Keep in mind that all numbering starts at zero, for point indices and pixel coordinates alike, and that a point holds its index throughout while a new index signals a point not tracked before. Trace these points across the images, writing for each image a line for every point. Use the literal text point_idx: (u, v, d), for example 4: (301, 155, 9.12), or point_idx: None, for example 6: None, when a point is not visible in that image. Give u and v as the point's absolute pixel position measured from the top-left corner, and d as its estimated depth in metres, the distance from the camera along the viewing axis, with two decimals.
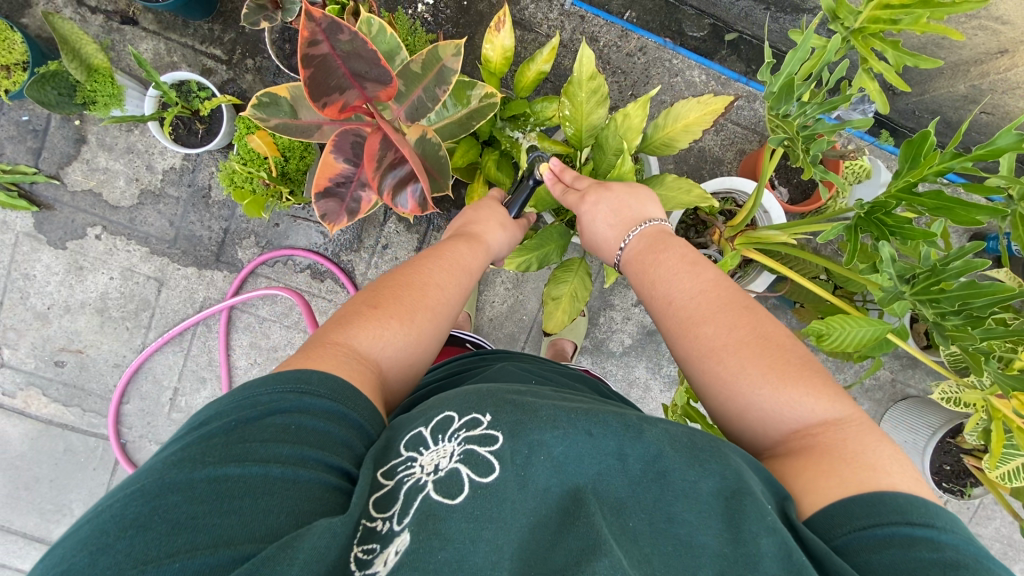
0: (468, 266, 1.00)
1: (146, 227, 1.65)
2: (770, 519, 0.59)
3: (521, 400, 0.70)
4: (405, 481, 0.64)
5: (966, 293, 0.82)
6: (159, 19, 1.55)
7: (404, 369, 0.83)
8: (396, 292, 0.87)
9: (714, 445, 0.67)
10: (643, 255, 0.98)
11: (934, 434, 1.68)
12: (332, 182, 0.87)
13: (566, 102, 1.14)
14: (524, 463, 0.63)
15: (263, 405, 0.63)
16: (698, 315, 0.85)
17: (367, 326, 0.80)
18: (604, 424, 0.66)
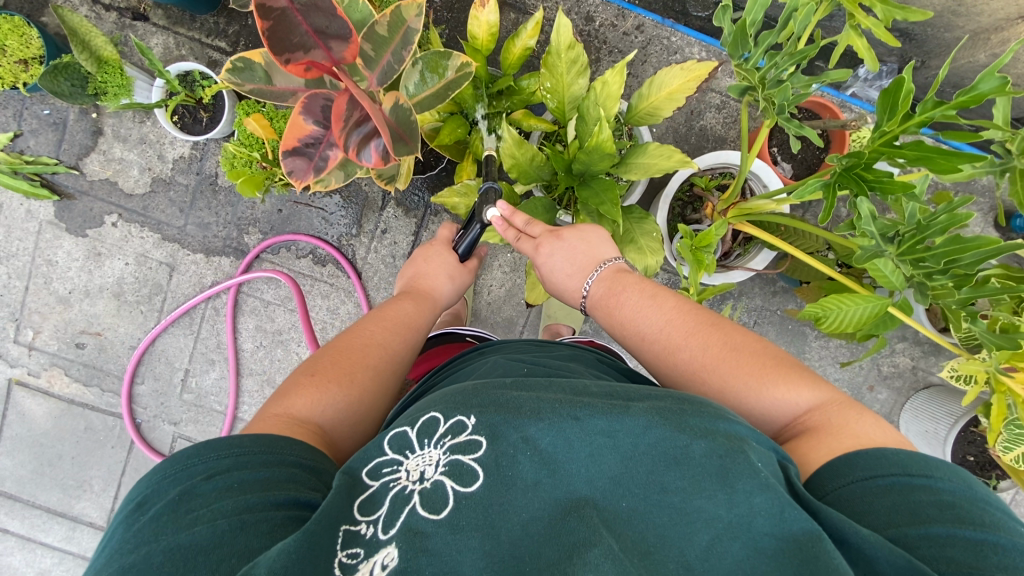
0: (415, 322, 1.09)
1: (158, 214, 1.72)
2: (763, 476, 0.59)
3: (505, 398, 0.71)
4: (391, 487, 0.66)
5: (952, 250, 0.78)
6: (168, 14, 1.62)
7: (349, 420, 0.88)
8: (334, 359, 0.93)
9: (709, 415, 0.67)
10: (606, 300, 1.03)
11: (956, 424, 1.57)
12: (302, 141, 0.87)
13: (546, 72, 1.14)
14: (510, 462, 0.65)
15: (200, 473, 0.65)
16: (670, 344, 0.91)
17: (304, 391, 0.85)
18: (591, 407, 0.68)
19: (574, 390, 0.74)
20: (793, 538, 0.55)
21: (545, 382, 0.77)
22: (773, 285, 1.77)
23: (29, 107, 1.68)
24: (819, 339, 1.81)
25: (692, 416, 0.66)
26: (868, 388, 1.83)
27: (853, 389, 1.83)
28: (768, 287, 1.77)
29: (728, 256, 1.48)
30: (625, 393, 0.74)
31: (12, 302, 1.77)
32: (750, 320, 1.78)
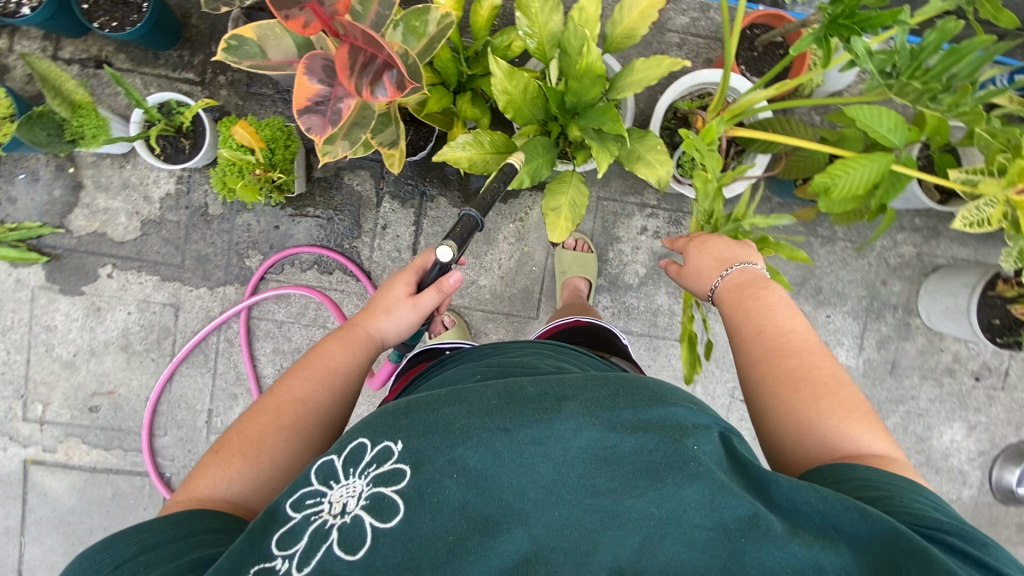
0: (337, 363, 0.96)
1: (154, 256, 1.69)
2: (690, 468, 0.65)
3: (437, 418, 0.71)
4: (311, 522, 0.66)
5: (950, 62, 0.86)
6: (130, 56, 1.63)
7: (265, 488, 0.81)
8: (235, 432, 0.85)
9: (644, 404, 0.72)
10: (738, 290, 0.97)
11: (977, 290, 1.65)
12: (311, 101, 0.88)
13: (521, 16, 1.18)
14: (436, 487, 0.65)
15: (110, 564, 0.64)
16: (788, 349, 0.85)
17: (201, 473, 0.79)
18: (521, 414, 0.70)
19: (508, 393, 0.74)
20: (724, 527, 0.62)
21: (479, 387, 0.76)
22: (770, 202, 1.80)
23: (3, 174, 1.65)
24: (825, 245, 1.84)
25: (623, 411, 0.71)
26: (882, 283, 1.87)
27: (868, 287, 1.87)
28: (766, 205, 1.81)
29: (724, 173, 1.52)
30: (561, 384, 0.76)
31: (15, 379, 1.70)
32: None
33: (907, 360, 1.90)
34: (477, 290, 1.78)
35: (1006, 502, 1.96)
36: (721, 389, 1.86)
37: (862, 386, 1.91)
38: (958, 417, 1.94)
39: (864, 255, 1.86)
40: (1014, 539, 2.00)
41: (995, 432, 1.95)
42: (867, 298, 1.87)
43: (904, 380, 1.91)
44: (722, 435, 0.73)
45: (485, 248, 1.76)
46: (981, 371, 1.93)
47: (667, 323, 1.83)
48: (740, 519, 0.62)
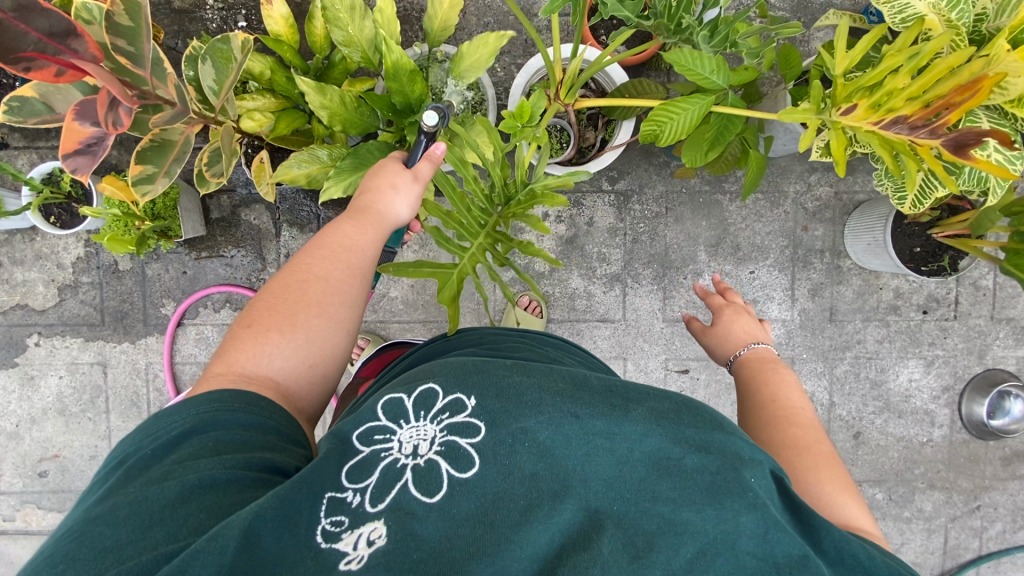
0: (355, 245, 1.03)
1: (75, 319, 1.75)
2: (749, 497, 0.72)
3: (507, 385, 0.82)
4: (383, 457, 0.78)
5: None
6: (24, 133, 1.70)
7: (303, 365, 0.93)
8: (275, 303, 0.94)
9: (707, 427, 0.81)
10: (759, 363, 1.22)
11: (889, 222, 1.57)
12: (84, 143, 0.90)
13: (332, 27, 1.18)
14: (508, 451, 0.76)
15: (182, 427, 0.78)
16: (794, 420, 1.04)
17: (248, 344, 0.90)
18: (593, 408, 0.80)
19: (571, 381, 0.86)
20: (773, 559, 0.70)
21: (546, 369, 0.88)
22: (668, 166, 1.76)
23: None
24: (734, 201, 1.79)
25: (687, 427, 0.80)
26: (803, 229, 1.80)
27: (789, 236, 1.80)
28: (664, 171, 1.76)
29: (597, 145, 1.50)
30: (623, 388, 0.86)
31: None
32: (660, 209, 1.78)
33: (845, 304, 1.83)
34: (390, 302, 1.79)
35: (983, 437, 1.85)
36: (653, 362, 1.81)
37: (803, 338, 1.83)
38: (912, 354, 1.85)
39: (778, 204, 1.80)
40: (999, 474, 1.88)
41: (957, 365, 1.85)
42: (790, 248, 1.81)
43: (847, 325, 1.83)
44: (772, 475, 0.80)
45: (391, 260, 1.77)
46: (928, 304, 1.83)
47: (584, 305, 1.80)
48: (789, 557, 0.70)
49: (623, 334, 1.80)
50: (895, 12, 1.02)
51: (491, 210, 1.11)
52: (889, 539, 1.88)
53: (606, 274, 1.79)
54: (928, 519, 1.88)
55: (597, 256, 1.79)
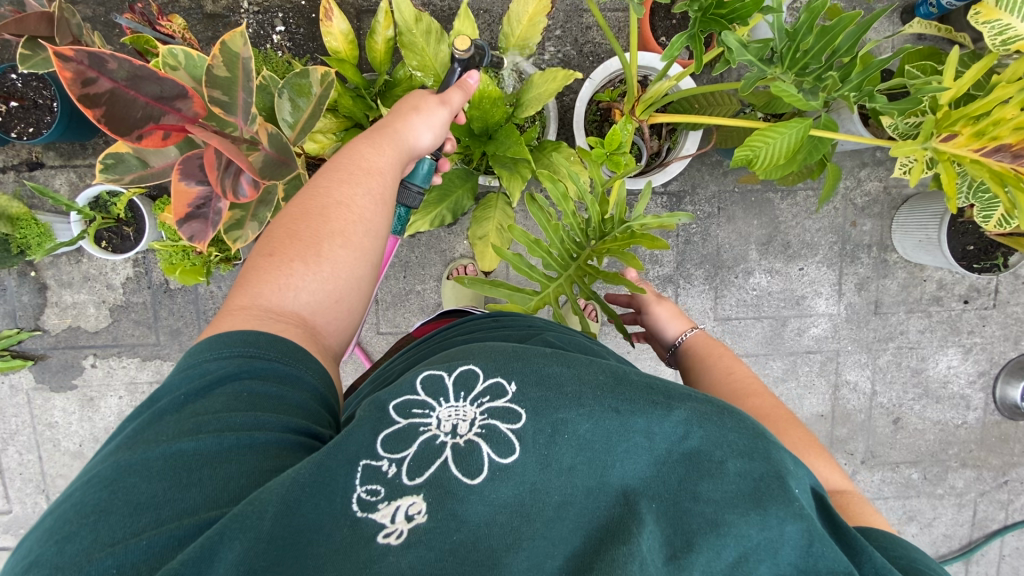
0: (374, 167, 0.94)
1: (130, 339, 1.74)
2: (797, 505, 0.63)
3: (547, 373, 0.70)
4: (421, 432, 0.68)
5: (825, 43, 0.81)
6: (59, 152, 1.63)
7: (329, 301, 0.86)
8: (295, 231, 0.86)
9: (746, 434, 0.69)
10: (706, 344, 1.20)
11: (945, 221, 1.59)
12: (192, 205, 0.89)
13: (408, 53, 1.16)
14: (547, 443, 0.66)
15: (213, 373, 0.71)
16: (749, 390, 1.03)
17: (269, 277, 0.83)
18: (633, 403, 0.68)
19: (615, 373, 0.73)
20: (814, 570, 0.62)
21: (587, 359, 0.75)
22: (721, 166, 1.75)
23: None
24: (786, 199, 1.79)
25: (730, 431, 0.68)
26: (851, 225, 1.82)
27: (838, 232, 1.82)
28: (717, 170, 1.75)
29: (661, 153, 1.48)
30: (664, 382, 0.75)
31: (33, 476, 1.78)
32: (713, 209, 1.78)
33: (890, 297, 1.87)
34: None
35: (1014, 417, 1.94)
36: None
37: (848, 331, 1.89)
38: (952, 343, 1.90)
39: (828, 200, 1.81)
40: None
41: (994, 351, 1.91)
42: (838, 244, 1.83)
43: (891, 317, 1.88)
44: (810, 488, 0.72)
45: (443, 268, 1.76)
46: (970, 294, 1.88)
47: None
48: (834, 573, 0.62)
49: None
50: (996, 33, 1.03)
51: (585, 245, 1.11)
52: (923, 514, 1.99)
53: (658, 275, 1.80)
54: (959, 495, 1.99)
55: (649, 258, 1.80)
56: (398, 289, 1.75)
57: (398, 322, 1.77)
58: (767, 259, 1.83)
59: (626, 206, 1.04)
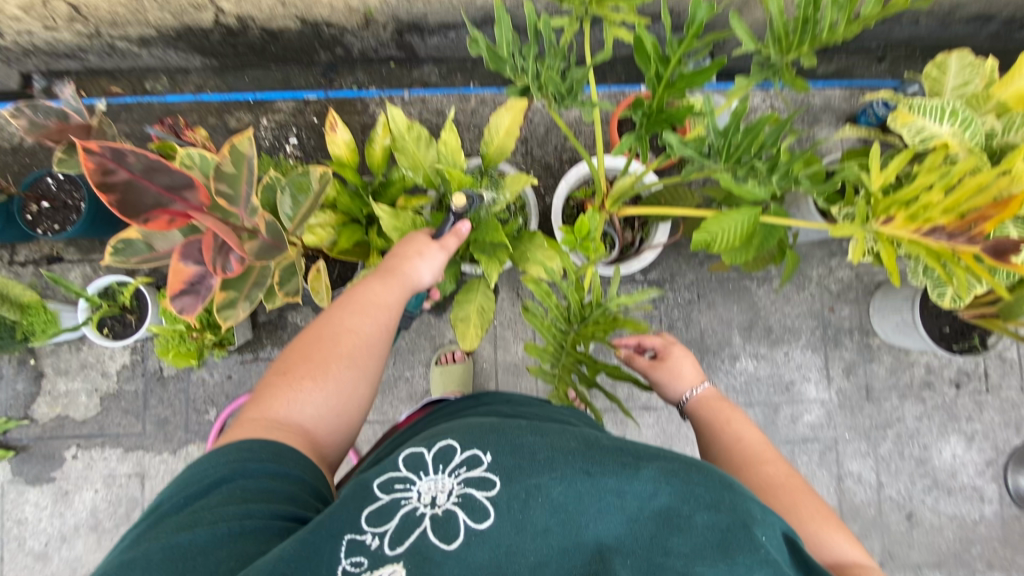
0: (383, 302, 0.99)
1: (116, 429, 1.73)
2: (763, 552, 0.61)
3: (521, 442, 0.75)
4: (402, 505, 0.72)
5: (751, 137, 0.93)
6: (80, 247, 1.78)
7: (332, 415, 0.87)
8: (307, 354, 0.90)
9: (716, 483, 0.69)
10: (713, 408, 1.10)
11: (916, 303, 1.64)
12: (187, 282, 0.97)
13: (400, 156, 1.32)
14: (522, 507, 0.68)
15: (210, 478, 0.72)
16: (760, 457, 0.95)
17: (279, 392, 0.86)
18: (603, 465, 0.71)
19: (586, 440, 0.77)
20: None
21: (560, 429, 0.80)
22: (696, 255, 1.86)
23: None
24: (763, 286, 1.87)
25: (696, 485, 0.68)
26: (830, 310, 1.88)
27: (817, 317, 1.87)
28: (692, 259, 1.86)
29: (635, 243, 1.58)
30: (634, 447, 0.77)
31: None
32: (692, 295, 1.86)
33: (880, 382, 1.86)
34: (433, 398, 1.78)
35: None
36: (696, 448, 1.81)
37: (843, 418, 1.85)
38: (952, 429, 1.86)
39: (803, 287, 1.88)
40: None
41: (997, 438, 1.85)
42: (820, 329, 1.87)
43: (884, 403, 1.86)
44: (785, 536, 0.69)
45: (432, 355, 1.79)
46: (960, 378, 1.86)
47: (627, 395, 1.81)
48: None
49: (666, 420, 1.81)
50: (914, 133, 1.15)
51: (569, 330, 1.13)
52: None
53: None
54: None
55: None
56: (387, 376, 1.77)
57: (386, 410, 1.77)
58: (750, 343, 1.86)
59: (604, 289, 1.09)
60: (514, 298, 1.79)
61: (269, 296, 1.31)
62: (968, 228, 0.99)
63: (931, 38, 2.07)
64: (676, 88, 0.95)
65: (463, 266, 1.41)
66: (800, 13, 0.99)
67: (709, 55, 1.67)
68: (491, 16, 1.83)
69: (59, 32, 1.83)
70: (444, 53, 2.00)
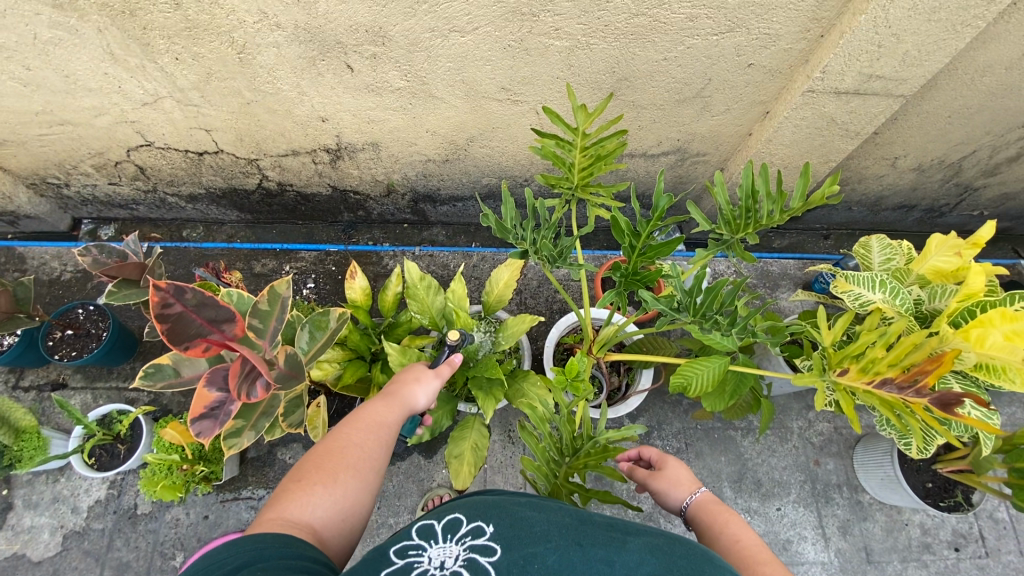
0: (387, 418, 1.05)
1: (70, 574, 1.60)
2: None
3: (520, 515, 0.75)
4: (414, 568, 0.69)
5: (712, 298, 1.11)
6: (87, 374, 1.84)
7: (342, 520, 0.87)
8: (317, 462, 0.92)
9: (698, 557, 0.68)
10: (714, 510, 1.02)
11: (895, 457, 1.69)
12: (208, 407, 1.05)
13: (410, 301, 1.48)
14: (520, 573, 0.66)
15: (229, 564, 0.69)
16: (758, 557, 0.86)
17: (291, 496, 0.86)
18: (593, 538, 0.70)
19: (581, 517, 0.76)
20: None
21: (558, 508, 0.80)
22: (680, 404, 1.96)
23: None
24: (746, 436, 1.93)
25: (680, 558, 0.67)
26: (815, 463, 1.91)
27: (804, 470, 1.90)
28: (676, 407, 1.95)
29: (621, 387, 1.69)
30: (626, 526, 0.76)
31: None
32: (679, 443, 1.90)
33: (878, 543, 1.81)
34: None
35: None
36: None
37: None
38: None
39: (786, 438, 1.94)
40: None
41: None
42: (808, 482, 1.88)
43: (886, 567, 1.79)
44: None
45: (419, 499, 1.75)
46: (958, 540, 1.82)
47: None
48: None
49: None
50: (854, 299, 1.35)
51: (561, 462, 1.19)
52: None
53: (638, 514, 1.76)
54: None
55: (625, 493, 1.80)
56: (370, 521, 1.71)
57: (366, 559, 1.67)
58: (740, 494, 1.86)
59: (592, 425, 1.16)
60: (506, 440, 1.83)
61: (270, 428, 1.36)
62: (914, 380, 1.09)
63: (864, 223, 2.45)
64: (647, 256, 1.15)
65: (459, 403, 1.49)
66: (742, 204, 1.24)
67: (678, 229, 1.97)
68: (494, 191, 2.18)
69: (122, 188, 2.12)
70: (452, 219, 2.32)
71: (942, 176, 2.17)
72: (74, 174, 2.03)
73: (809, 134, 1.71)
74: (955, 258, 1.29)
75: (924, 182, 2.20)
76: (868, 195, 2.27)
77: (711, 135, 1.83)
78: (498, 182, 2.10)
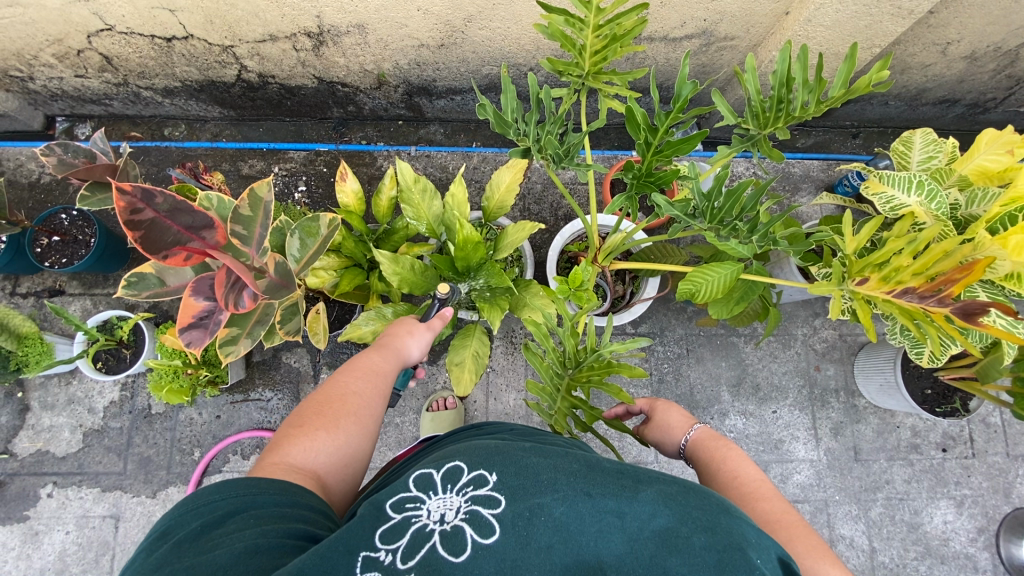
0: (383, 369, 1.04)
1: (95, 467, 1.69)
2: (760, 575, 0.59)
3: (524, 463, 0.73)
4: (413, 522, 0.68)
5: (733, 200, 1.01)
6: (83, 281, 1.81)
7: (344, 465, 0.87)
8: (319, 409, 0.91)
9: (712, 507, 0.67)
10: (711, 445, 1.04)
11: (898, 364, 1.69)
12: (196, 316, 1.01)
13: (405, 206, 1.39)
14: (526, 526, 0.65)
15: (220, 508, 0.68)
16: (758, 492, 0.90)
17: (292, 440, 0.85)
18: (603, 487, 0.68)
19: (587, 463, 0.74)
20: None
21: (562, 452, 0.78)
22: (685, 311, 1.93)
23: None
24: (749, 343, 1.93)
25: (694, 508, 0.66)
26: (816, 369, 1.92)
27: (804, 375, 1.92)
28: (680, 315, 1.93)
29: (626, 296, 1.65)
30: (634, 470, 0.74)
31: None
32: (681, 349, 1.91)
33: (868, 443, 1.88)
34: None
35: None
36: None
37: (832, 479, 1.85)
38: (942, 495, 1.85)
39: (789, 345, 1.94)
40: None
41: (987, 505, 1.84)
42: (806, 387, 1.91)
43: (872, 465, 1.87)
44: (780, 561, 0.66)
45: (423, 401, 1.79)
46: (947, 441, 1.88)
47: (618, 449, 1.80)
48: None
49: None
50: (884, 203, 1.24)
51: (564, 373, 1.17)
52: None
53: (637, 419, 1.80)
54: None
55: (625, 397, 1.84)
56: None
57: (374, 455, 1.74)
58: (739, 397, 1.89)
59: (596, 336, 1.12)
60: (508, 346, 1.83)
61: (268, 335, 1.34)
62: (937, 290, 1.02)
63: (898, 119, 2.25)
64: (669, 151, 1.03)
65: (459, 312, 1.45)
66: (774, 93, 1.09)
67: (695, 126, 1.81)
68: (495, 82, 1.99)
69: (90, 81, 1.94)
70: (450, 115, 2.15)
71: (995, 66, 1.94)
72: (35, 66, 1.84)
73: (856, 12, 1.49)
74: (1005, 156, 1.16)
75: (973, 72, 1.97)
76: (909, 88, 2.05)
77: (742, 14, 1.60)
78: (499, 71, 1.90)
